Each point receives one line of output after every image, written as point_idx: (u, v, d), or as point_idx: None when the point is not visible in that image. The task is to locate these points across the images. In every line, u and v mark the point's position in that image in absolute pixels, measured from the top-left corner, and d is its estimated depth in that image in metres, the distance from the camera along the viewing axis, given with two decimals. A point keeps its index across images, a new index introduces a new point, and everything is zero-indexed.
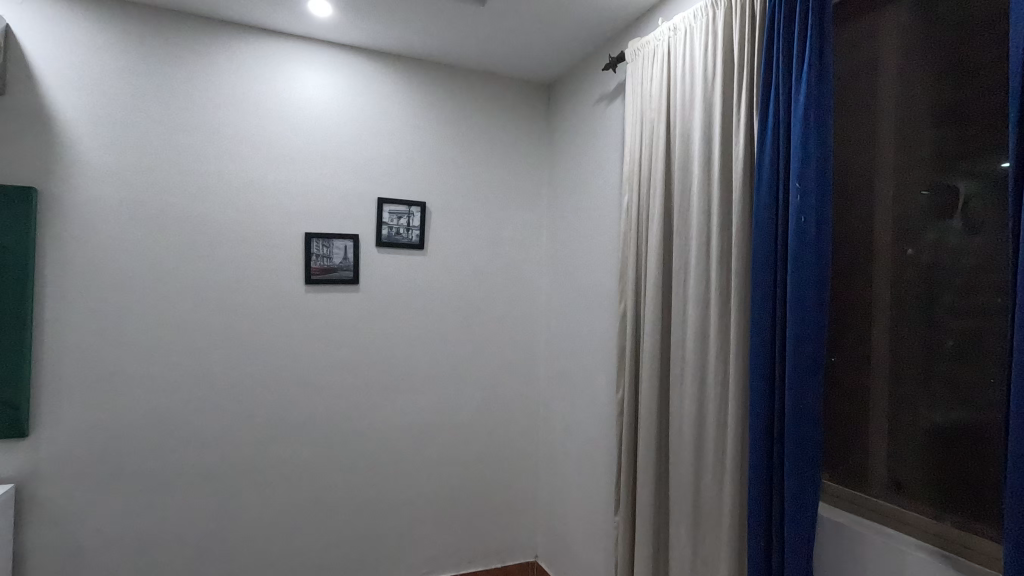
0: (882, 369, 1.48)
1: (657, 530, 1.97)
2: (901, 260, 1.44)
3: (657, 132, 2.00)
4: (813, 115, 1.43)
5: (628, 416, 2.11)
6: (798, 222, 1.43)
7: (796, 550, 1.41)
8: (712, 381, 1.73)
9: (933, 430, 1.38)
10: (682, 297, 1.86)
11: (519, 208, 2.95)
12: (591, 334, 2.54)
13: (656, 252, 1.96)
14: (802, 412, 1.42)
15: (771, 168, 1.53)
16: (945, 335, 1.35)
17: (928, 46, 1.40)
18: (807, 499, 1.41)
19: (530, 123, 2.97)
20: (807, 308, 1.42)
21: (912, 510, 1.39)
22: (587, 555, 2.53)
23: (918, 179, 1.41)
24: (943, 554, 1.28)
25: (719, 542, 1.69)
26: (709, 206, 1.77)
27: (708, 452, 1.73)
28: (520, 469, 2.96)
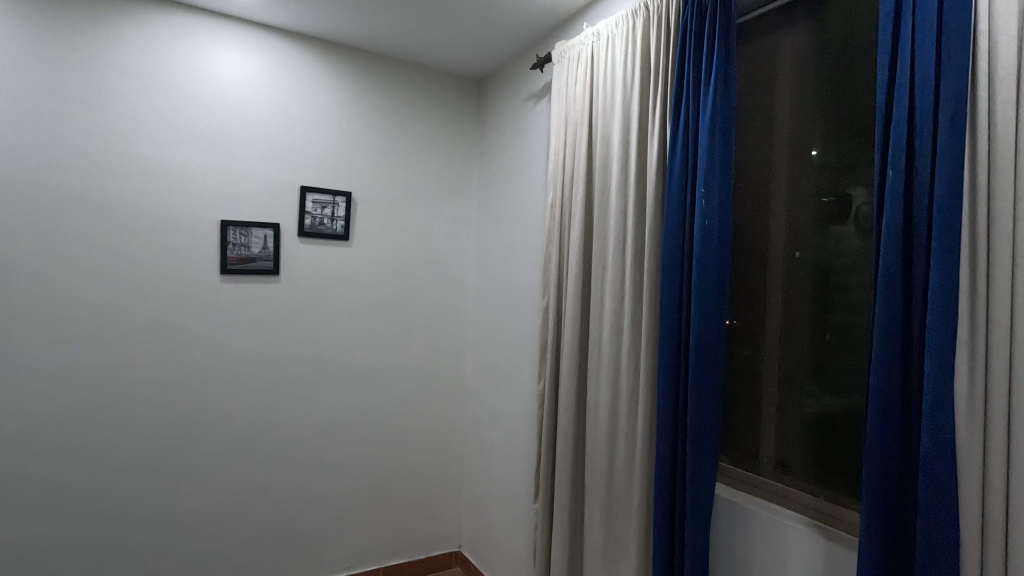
0: (772, 360, 1.62)
1: (573, 515, 2.06)
2: (791, 262, 1.59)
3: (580, 133, 2.08)
4: (719, 125, 1.54)
5: (548, 407, 2.18)
6: (702, 223, 1.54)
7: (695, 528, 1.52)
8: (626, 372, 1.83)
9: (813, 415, 1.52)
10: (601, 291, 1.95)
11: (447, 201, 2.96)
12: (516, 329, 2.60)
13: (578, 247, 2.03)
14: (703, 401, 1.53)
15: (681, 173, 1.63)
16: (824, 330, 1.50)
17: (818, 67, 1.54)
18: (705, 480, 1.53)
19: (460, 117, 2.99)
20: (710, 304, 1.54)
21: (793, 487, 1.54)
22: (509, 544, 2.59)
23: (806, 189, 1.55)
24: (818, 526, 1.42)
25: (629, 525, 1.79)
26: (625, 206, 1.86)
27: (621, 440, 1.83)
28: (446, 461, 2.99)
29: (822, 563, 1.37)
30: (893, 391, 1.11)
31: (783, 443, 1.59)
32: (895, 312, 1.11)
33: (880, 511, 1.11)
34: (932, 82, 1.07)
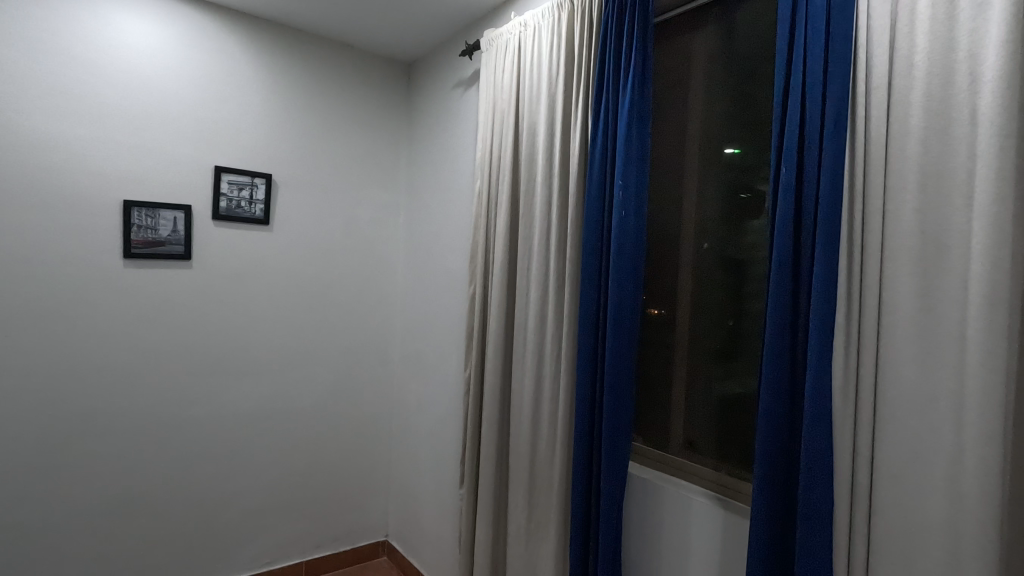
0: (682, 345, 1.72)
1: (497, 498, 2.10)
2: (699, 253, 1.68)
3: (507, 122, 2.09)
4: (636, 119, 1.60)
5: (474, 393, 2.20)
6: (619, 215, 1.60)
7: (609, 505, 1.60)
8: (549, 358, 1.88)
9: (717, 397, 1.63)
10: (526, 279, 1.98)
11: (375, 187, 2.89)
12: (444, 317, 2.60)
13: (504, 236, 2.06)
14: (617, 384, 1.61)
15: (601, 165, 1.69)
16: (728, 317, 1.60)
17: (726, 68, 1.63)
18: (618, 460, 1.61)
19: (388, 101, 2.92)
20: (625, 292, 1.61)
21: (699, 464, 1.65)
22: (436, 531, 2.61)
23: (714, 184, 1.65)
24: (719, 499, 1.53)
25: (549, 507, 1.85)
26: (550, 195, 1.90)
27: (544, 424, 1.88)
28: (372, 451, 2.95)
29: (721, 532, 1.48)
30: (781, 371, 1.21)
31: (690, 423, 1.70)
32: (785, 300, 1.21)
33: (768, 480, 1.22)
34: (820, 87, 1.17)
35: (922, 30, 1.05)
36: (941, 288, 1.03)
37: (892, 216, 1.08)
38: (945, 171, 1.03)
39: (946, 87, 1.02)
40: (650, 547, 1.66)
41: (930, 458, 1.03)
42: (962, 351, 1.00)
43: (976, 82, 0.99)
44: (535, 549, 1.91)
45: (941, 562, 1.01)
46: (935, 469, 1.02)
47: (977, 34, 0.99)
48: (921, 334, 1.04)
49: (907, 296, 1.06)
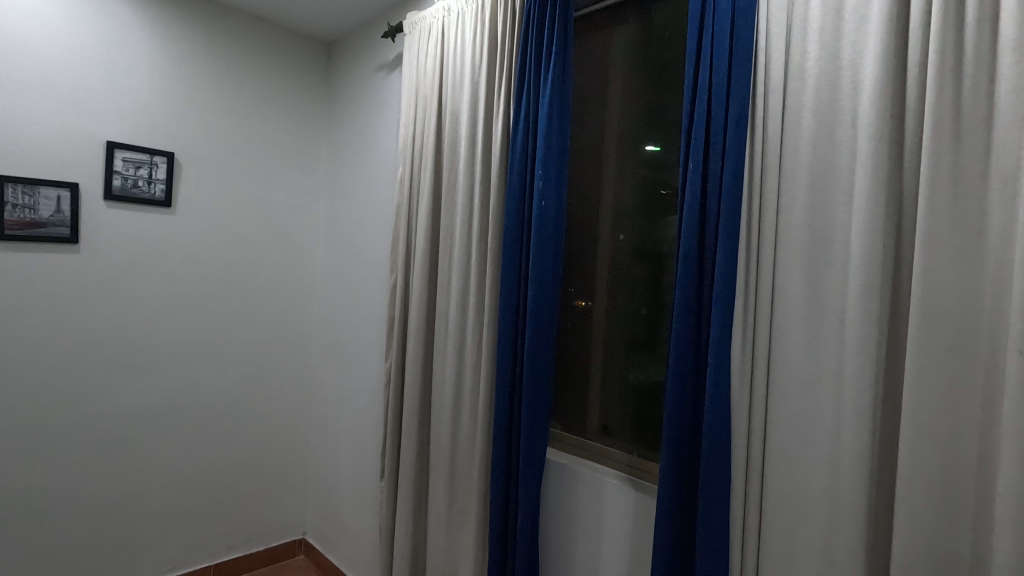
0: (599, 333, 1.77)
1: (418, 490, 2.07)
2: (616, 244, 1.73)
3: (429, 108, 2.05)
4: (556, 110, 1.62)
5: (394, 384, 2.16)
6: (540, 204, 1.63)
7: (527, 490, 1.63)
8: (470, 346, 1.87)
9: (631, 383, 1.69)
10: (448, 268, 1.97)
11: (292, 170, 2.76)
12: (365, 307, 2.53)
13: (426, 223, 2.03)
14: (537, 371, 1.63)
15: (522, 154, 1.70)
16: (641, 305, 1.67)
17: (642, 65, 1.68)
18: (537, 445, 1.63)
19: (306, 81, 2.79)
20: (545, 280, 1.63)
21: (613, 448, 1.71)
22: (356, 525, 2.55)
23: (630, 177, 1.70)
24: (631, 480, 1.60)
25: (470, 496, 1.85)
26: (472, 184, 1.89)
27: (465, 412, 1.88)
28: (289, 446, 2.83)
29: (632, 511, 1.55)
30: (687, 356, 1.28)
31: (605, 409, 1.75)
32: (691, 287, 1.27)
33: (674, 460, 1.28)
34: (725, 87, 1.23)
35: (813, 38, 1.13)
36: (826, 279, 1.11)
37: (785, 211, 1.17)
38: (830, 171, 1.11)
39: (833, 93, 1.11)
40: (567, 530, 1.70)
41: (814, 435, 1.12)
42: (841, 334, 1.09)
43: (857, 89, 1.08)
44: (456, 538, 1.91)
45: (822, 527, 1.10)
46: (817, 444, 1.11)
47: (859, 45, 1.07)
48: (808, 321, 1.13)
49: (796, 285, 1.14)
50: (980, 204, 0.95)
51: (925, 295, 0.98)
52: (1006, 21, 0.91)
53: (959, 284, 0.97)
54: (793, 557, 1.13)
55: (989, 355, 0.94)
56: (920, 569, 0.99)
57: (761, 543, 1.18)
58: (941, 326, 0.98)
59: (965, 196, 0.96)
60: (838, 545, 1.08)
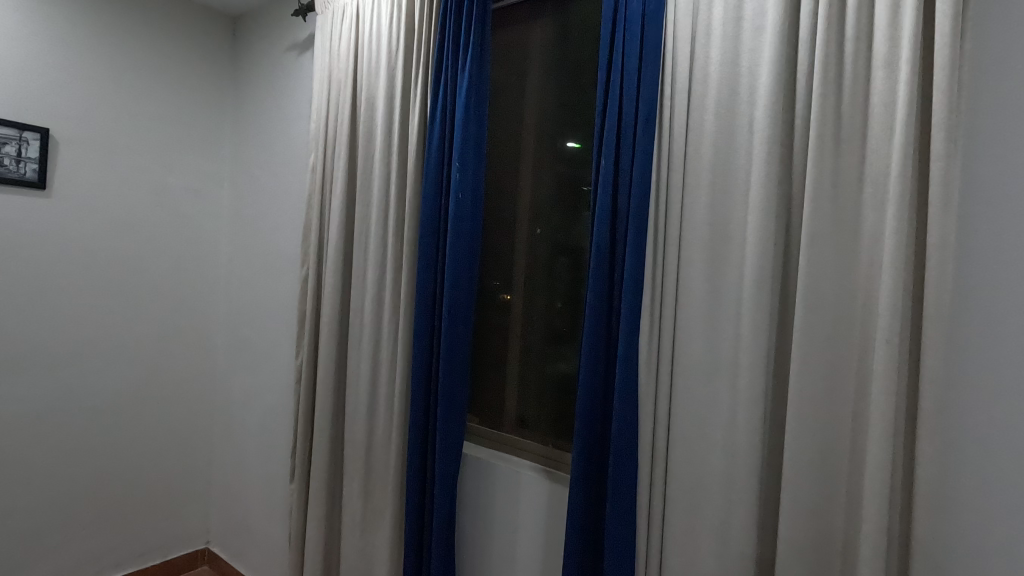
0: (516, 326, 1.78)
1: (331, 491, 1.99)
2: (533, 238, 1.74)
3: (344, 93, 1.97)
4: (473, 101, 1.61)
5: (306, 381, 2.06)
6: (456, 197, 1.61)
7: (443, 485, 1.61)
8: (386, 341, 1.82)
9: (547, 376, 1.72)
10: (363, 260, 1.90)
11: (192, 153, 2.55)
12: (275, 301, 2.40)
13: (339, 213, 1.94)
14: (453, 365, 1.62)
15: (439, 145, 1.67)
16: (558, 299, 1.69)
17: (559, 61, 1.70)
18: (453, 440, 1.62)
19: (209, 58, 2.58)
20: (461, 274, 1.62)
21: (529, 440, 1.72)
22: (265, 530, 2.43)
23: (547, 172, 1.72)
24: (546, 471, 1.62)
25: (385, 494, 1.81)
26: (389, 174, 1.84)
27: (381, 409, 1.83)
28: (190, 451, 2.64)
29: (546, 501, 1.57)
30: (599, 349, 1.31)
31: (522, 402, 1.77)
32: (603, 281, 1.30)
33: (585, 450, 1.32)
34: (635, 87, 1.27)
35: (715, 44, 1.19)
36: (724, 274, 1.18)
37: (688, 209, 1.22)
38: (729, 171, 1.17)
39: (732, 97, 1.17)
40: (483, 523, 1.70)
41: (712, 422, 1.18)
42: (737, 326, 1.16)
43: (753, 95, 1.14)
44: (371, 539, 1.86)
45: (719, 508, 1.16)
46: (715, 429, 1.17)
47: (756, 53, 1.14)
48: (709, 314, 1.19)
49: (698, 279, 1.20)
50: (856, 206, 1.04)
51: (809, 290, 1.06)
52: (878, 40, 1.01)
53: (837, 279, 1.06)
54: (693, 538, 1.19)
55: (861, 344, 1.04)
56: (802, 541, 1.07)
57: (664, 526, 1.23)
58: (822, 318, 1.06)
59: (843, 198, 1.05)
60: (733, 524, 1.15)
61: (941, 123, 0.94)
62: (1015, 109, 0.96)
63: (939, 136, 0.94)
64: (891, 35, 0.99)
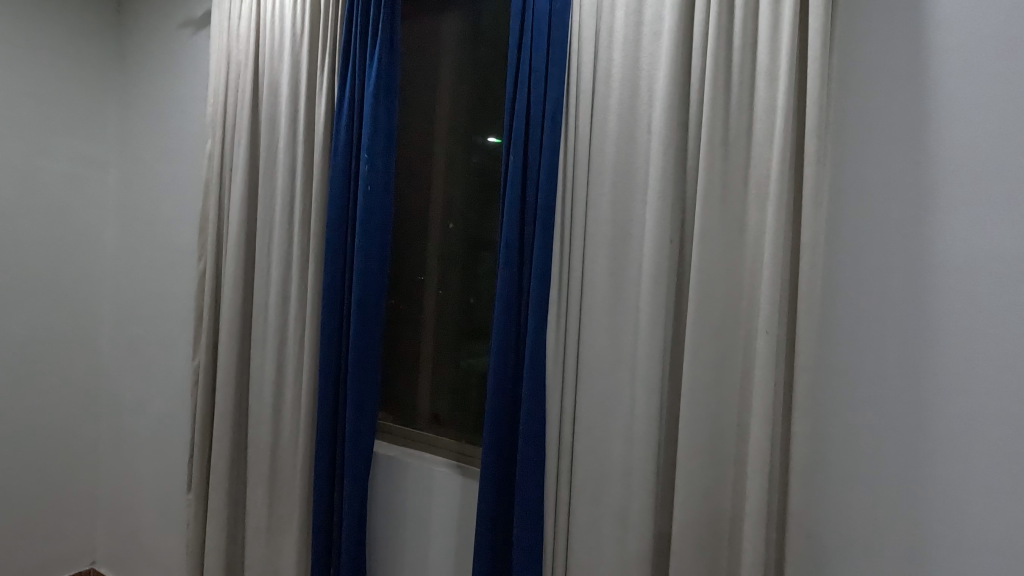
0: (429, 322, 1.76)
1: (233, 498, 1.88)
2: (445, 233, 1.73)
3: (244, 76, 1.85)
4: (383, 92, 1.56)
5: (203, 383, 1.93)
6: (365, 189, 1.56)
7: (353, 486, 1.56)
8: (292, 339, 1.74)
9: (461, 371, 1.72)
10: (266, 255, 1.80)
11: (69, 135, 2.30)
12: (169, 297, 2.22)
13: (240, 204, 1.83)
14: (363, 363, 1.57)
15: (347, 134, 1.62)
16: (470, 294, 1.69)
17: (471, 55, 1.69)
18: (364, 439, 1.58)
19: (89, 29, 2.34)
20: (371, 268, 1.57)
21: (441, 436, 1.71)
22: (161, 543, 2.25)
23: (459, 167, 1.71)
24: (458, 466, 1.62)
25: (292, 499, 1.73)
26: (293, 164, 1.75)
27: (286, 410, 1.75)
28: (71, 464, 2.39)
29: (458, 497, 1.57)
30: (509, 343, 1.32)
31: (435, 398, 1.75)
32: (512, 276, 1.32)
33: (495, 444, 1.33)
34: (543, 85, 1.29)
35: (617, 47, 1.22)
36: (625, 269, 1.22)
37: (592, 206, 1.25)
38: (631, 171, 1.22)
39: (634, 99, 1.21)
40: (395, 523, 1.67)
41: (615, 412, 1.22)
42: (637, 320, 1.20)
43: (652, 98, 1.19)
44: (277, 546, 1.77)
45: (620, 494, 1.21)
46: (617, 420, 1.22)
47: (654, 58, 1.19)
48: (612, 308, 1.23)
49: (601, 274, 1.24)
50: (742, 206, 1.12)
51: (701, 285, 1.12)
52: (761, 51, 1.08)
53: (726, 274, 1.13)
54: (597, 524, 1.24)
55: (746, 336, 1.12)
56: (694, 521, 1.14)
57: (570, 515, 1.27)
58: (712, 312, 1.13)
59: (731, 199, 1.12)
60: (632, 510, 1.20)
61: (814, 132, 1.02)
62: (873, 121, 1.06)
63: (812, 144, 1.03)
64: (772, 48, 1.07)
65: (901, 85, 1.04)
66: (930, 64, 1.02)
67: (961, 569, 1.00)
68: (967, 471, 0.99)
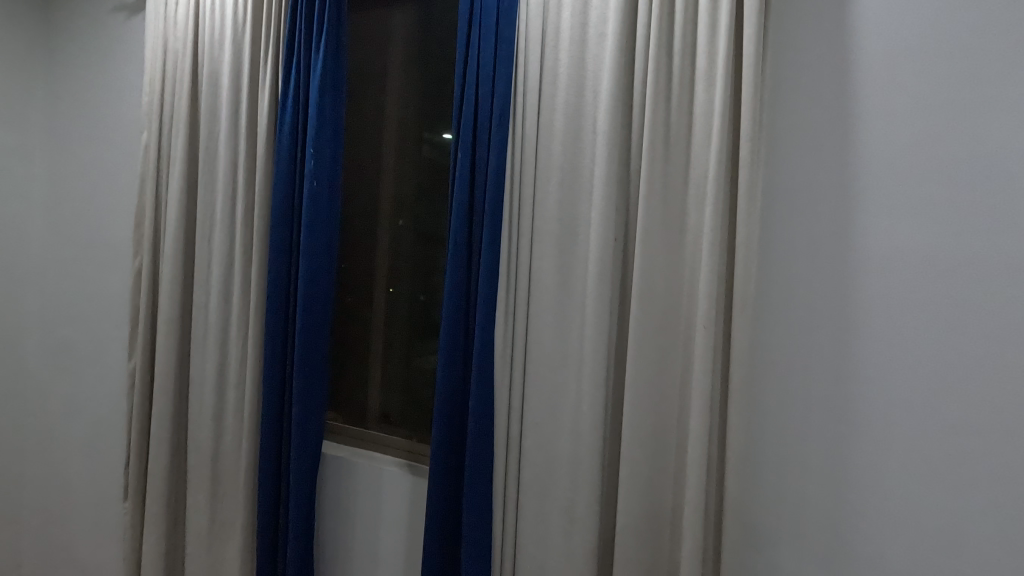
0: (379, 320, 1.74)
1: (173, 505, 1.81)
2: (395, 230, 1.71)
3: (182, 65, 1.77)
4: (329, 85, 1.53)
5: (140, 385, 1.84)
6: (311, 184, 1.52)
7: (299, 488, 1.53)
8: (235, 338, 1.69)
9: (412, 369, 1.70)
10: (206, 251, 1.73)
11: None
12: (103, 295, 2.11)
13: (178, 198, 1.75)
14: (309, 362, 1.54)
15: (291, 128, 1.58)
16: (421, 292, 1.68)
17: (421, 51, 1.68)
18: (311, 440, 1.54)
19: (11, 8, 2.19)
20: (318, 265, 1.54)
21: (391, 436, 1.70)
22: (94, 556, 2.14)
23: (409, 163, 1.69)
24: (408, 465, 1.61)
25: (235, 503, 1.68)
26: (235, 157, 1.69)
27: (229, 412, 1.69)
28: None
29: (408, 496, 1.56)
30: (457, 340, 1.33)
31: (385, 397, 1.73)
32: (461, 273, 1.32)
33: (444, 441, 1.33)
34: (490, 83, 1.30)
35: (563, 47, 1.24)
36: (571, 267, 1.24)
37: (539, 204, 1.27)
38: (577, 169, 1.24)
39: (579, 98, 1.23)
40: (344, 524, 1.64)
41: (562, 407, 1.24)
42: (583, 316, 1.23)
43: (597, 98, 1.21)
44: (220, 552, 1.71)
45: (567, 488, 1.23)
46: (564, 415, 1.24)
47: (599, 59, 1.21)
48: (559, 304, 1.25)
49: (548, 271, 1.25)
50: (682, 206, 1.16)
51: (644, 283, 1.15)
52: (700, 55, 1.11)
53: (667, 271, 1.16)
54: (545, 518, 1.25)
55: (686, 331, 1.15)
56: (637, 512, 1.17)
57: (518, 510, 1.28)
58: (654, 308, 1.16)
59: (671, 199, 1.16)
60: (578, 503, 1.22)
61: (748, 134, 1.07)
62: (803, 126, 1.12)
63: (746, 146, 1.07)
64: (709, 52, 1.11)
65: (828, 91, 1.10)
66: (854, 73, 1.08)
67: (882, 548, 1.06)
68: (886, 456, 1.06)
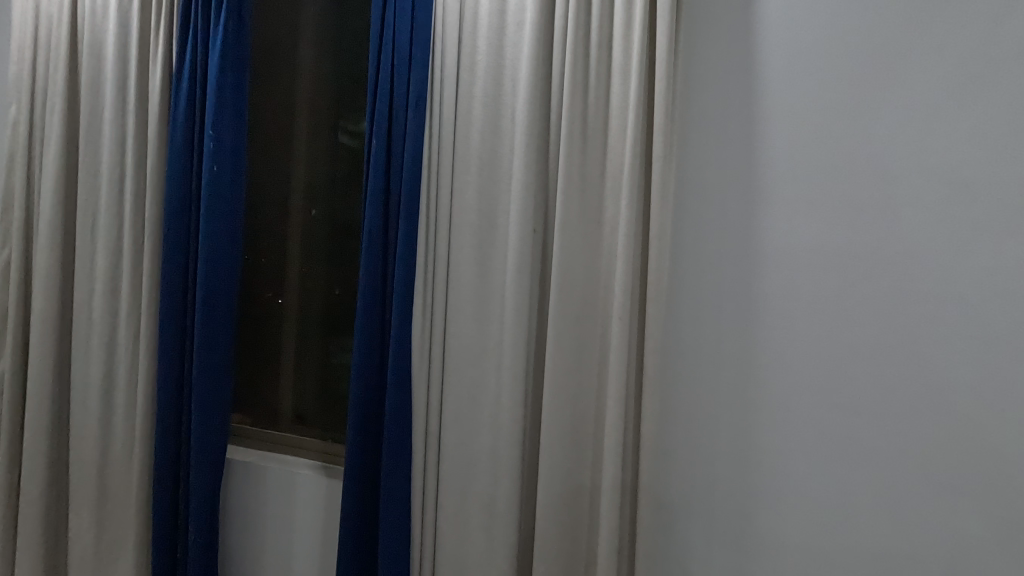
0: (291, 316, 1.64)
1: (53, 523, 1.62)
2: (308, 220, 1.61)
3: (57, 32, 1.58)
4: (230, 61, 1.42)
5: (10, 392, 1.64)
6: (210, 169, 1.40)
7: (200, 497, 1.41)
8: (124, 337, 1.53)
9: (327, 367, 1.62)
10: (89, 241, 1.56)
11: None
12: None
13: (54, 182, 1.56)
14: (210, 362, 1.42)
15: (188, 107, 1.45)
16: (335, 285, 1.59)
17: (334, 31, 1.59)
18: (213, 445, 1.43)
19: None
20: (219, 256, 1.42)
21: (305, 437, 1.61)
22: None
23: (322, 150, 1.60)
24: (322, 467, 1.53)
25: (127, 517, 1.53)
26: (123, 138, 1.53)
27: (119, 418, 1.54)
28: None
29: (323, 500, 1.48)
30: (373, 335, 1.28)
31: (298, 396, 1.64)
32: (376, 265, 1.27)
33: (359, 440, 1.28)
34: (406, 69, 1.25)
35: (481, 34, 1.21)
36: (491, 260, 1.22)
37: (457, 195, 1.23)
38: (496, 160, 1.22)
39: (498, 87, 1.21)
40: (253, 534, 1.54)
41: (481, 401, 1.22)
42: (502, 309, 1.21)
43: (515, 88, 1.20)
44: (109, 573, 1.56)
45: (487, 483, 1.21)
46: (483, 409, 1.22)
47: (518, 48, 1.19)
48: (478, 298, 1.23)
49: (466, 264, 1.23)
50: (599, 198, 1.17)
51: (562, 274, 1.16)
52: (616, 49, 1.12)
53: (585, 263, 1.17)
54: (464, 514, 1.23)
55: (603, 322, 1.17)
56: (557, 503, 1.17)
57: (438, 507, 1.25)
58: (572, 300, 1.17)
59: (589, 191, 1.17)
60: (498, 497, 1.20)
61: (660, 129, 1.09)
62: (712, 123, 1.16)
63: (659, 141, 1.09)
64: (624, 46, 1.12)
65: (734, 92, 1.14)
66: (758, 75, 1.13)
67: (783, 524, 1.13)
68: (786, 438, 1.12)
